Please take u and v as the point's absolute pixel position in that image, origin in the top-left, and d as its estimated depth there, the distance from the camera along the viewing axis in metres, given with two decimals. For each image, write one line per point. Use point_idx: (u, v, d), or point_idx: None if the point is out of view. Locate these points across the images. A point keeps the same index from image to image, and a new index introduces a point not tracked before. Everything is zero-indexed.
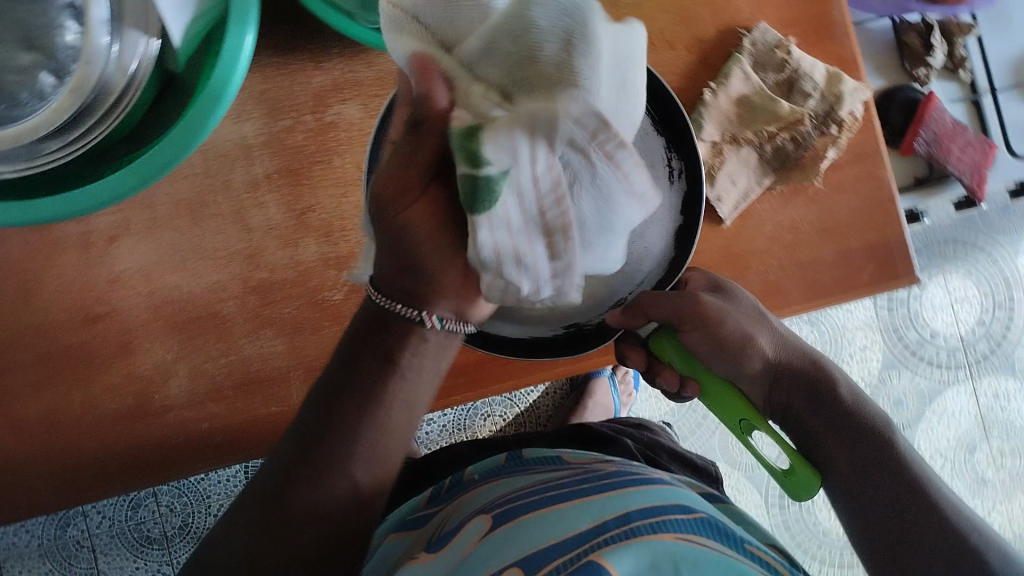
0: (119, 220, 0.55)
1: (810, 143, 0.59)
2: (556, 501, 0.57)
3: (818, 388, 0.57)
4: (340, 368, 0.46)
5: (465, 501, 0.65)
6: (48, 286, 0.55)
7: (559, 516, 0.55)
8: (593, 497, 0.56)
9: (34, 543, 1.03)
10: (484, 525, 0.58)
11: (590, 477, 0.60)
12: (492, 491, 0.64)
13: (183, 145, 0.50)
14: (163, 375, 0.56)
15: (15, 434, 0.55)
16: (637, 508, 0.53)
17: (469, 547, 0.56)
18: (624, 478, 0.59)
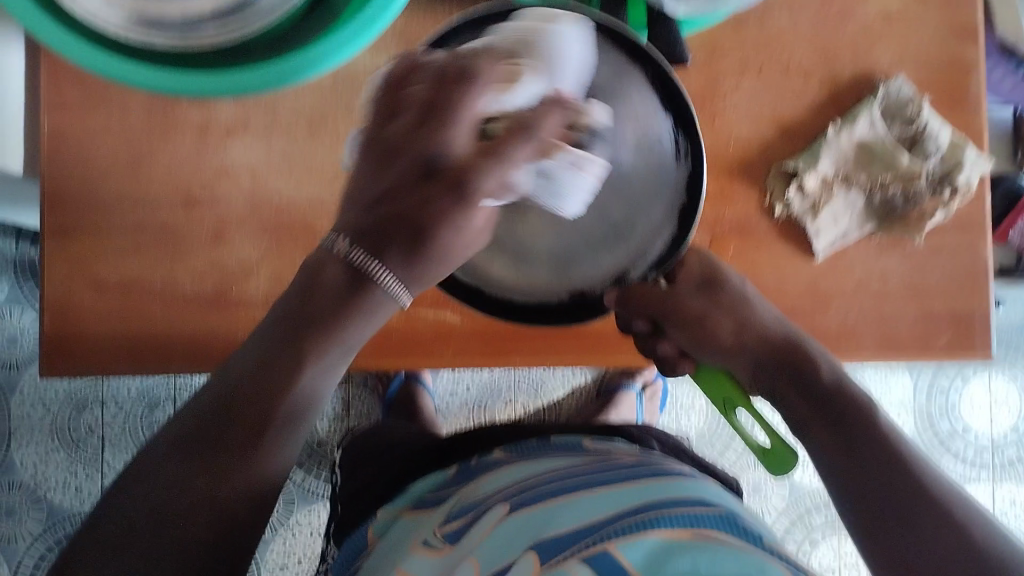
0: (239, 113, 0.56)
1: (920, 200, 0.59)
2: (579, 491, 0.49)
3: (807, 372, 0.51)
4: (306, 289, 0.43)
5: (474, 485, 0.57)
6: (158, 161, 0.56)
7: (576, 505, 0.47)
8: (615, 488, 0.49)
9: (46, 419, 1.03)
10: (501, 509, 0.50)
11: (613, 469, 0.52)
12: (509, 475, 0.56)
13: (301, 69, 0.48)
14: (246, 272, 0.57)
15: (94, 294, 0.56)
16: (661, 501, 0.46)
17: (483, 534, 0.48)
18: (649, 472, 0.51)
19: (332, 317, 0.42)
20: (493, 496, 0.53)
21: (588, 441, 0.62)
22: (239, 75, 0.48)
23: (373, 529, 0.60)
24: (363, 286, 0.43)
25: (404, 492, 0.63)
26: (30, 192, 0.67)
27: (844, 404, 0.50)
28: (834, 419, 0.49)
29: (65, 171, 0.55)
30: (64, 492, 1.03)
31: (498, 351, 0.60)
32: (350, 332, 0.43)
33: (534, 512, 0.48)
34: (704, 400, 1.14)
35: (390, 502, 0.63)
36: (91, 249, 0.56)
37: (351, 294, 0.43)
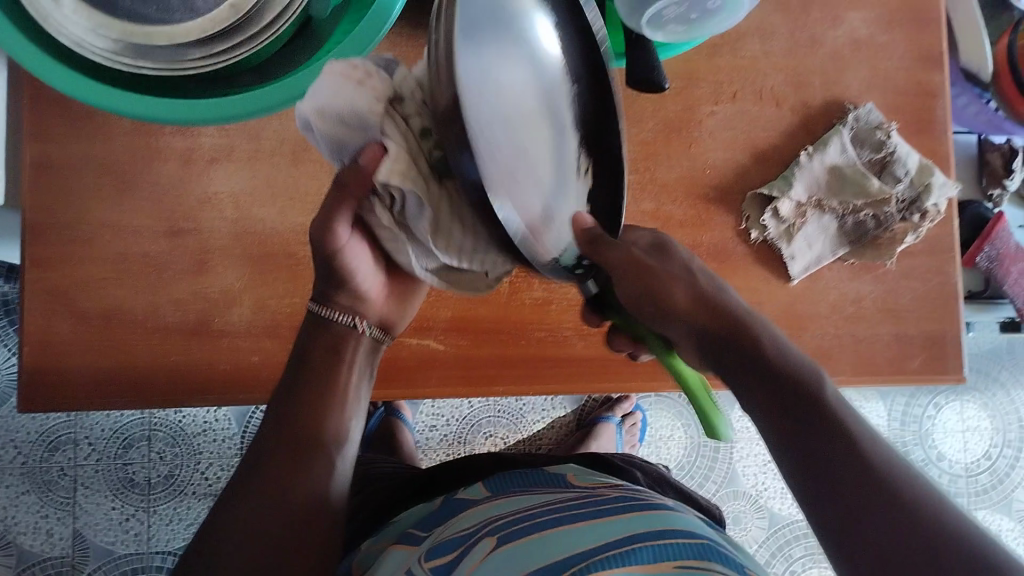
0: (223, 144, 0.57)
1: (890, 225, 0.60)
2: (566, 521, 0.47)
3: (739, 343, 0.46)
4: (294, 362, 0.48)
5: (456, 519, 0.54)
6: (142, 189, 0.56)
7: (563, 536, 0.45)
8: (601, 520, 0.46)
9: (17, 459, 1.01)
10: (487, 543, 0.46)
11: (597, 500, 0.50)
12: (491, 508, 0.53)
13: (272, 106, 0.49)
14: (229, 300, 0.57)
15: (72, 322, 0.56)
16: (645, 531, 0.44)
17: (471, 566, 0.45)
18: (634, 502, 0.49)
19: (319, 376, 0.47)
20: (478, 528, 0.50)
21: (573, 474, 0.60)
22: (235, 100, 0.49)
23: (361, 562, 0.57)
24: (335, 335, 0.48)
25: (391, 523, 0.61)
26: (5, 223, 0.66)
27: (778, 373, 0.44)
28: (790, 405, 0.42)
29: (46, 199, 0.55)
30: (34, 535, 1.00)
31: (483, 377, 0.60)
32: (344, 375, 0.48)
33: (522, 542, 0.45)
34: (683, 431, 1.14)
35: (375, 535, 0.61)
36: (71, 277, 0.56)
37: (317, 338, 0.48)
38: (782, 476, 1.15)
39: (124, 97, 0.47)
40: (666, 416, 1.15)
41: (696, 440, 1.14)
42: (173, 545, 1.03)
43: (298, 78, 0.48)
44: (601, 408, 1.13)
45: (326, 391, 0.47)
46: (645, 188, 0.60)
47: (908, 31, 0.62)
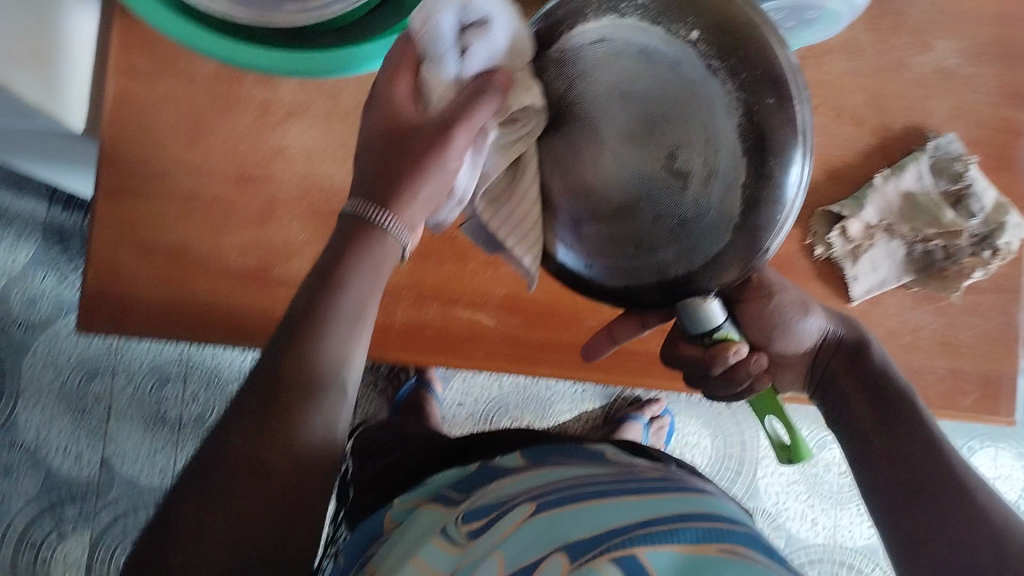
0: (301, 99, 0.57)
1: (959, 257, 0.59)
2: (608, 495, 0.47)
3: (859, 359, 0.52)
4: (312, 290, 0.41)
5: (493, 484, 0.54)
6: (217, 135, 0.57)
7: (602, 508, 0.45)
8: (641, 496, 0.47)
9: (55, 382, 1.03)
10: (524, 509, 0.47)
11: (634, 478, 0.50)
12: (525, 479, 0.53)
13: (353, 63, 0.49)
14: (289, 253, 0.58)
15: (137, 255, 0.57)
16: (689, 511, 0.44)
17: (505, 531, 0.45)
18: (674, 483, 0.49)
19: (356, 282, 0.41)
20: (514, 497, 0.50)
21: (610, 452, 0.60)
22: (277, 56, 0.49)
23: (390, 516, 0.57)
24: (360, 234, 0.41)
25: (424, 483, 0.61)
26: (80, 153, 0.68)
27: (884, 377, 0.51)
28: (876, 401, 0.51)
29: (124, 133, 0.56)
30: (64, 456, 1.03)
31: (527, 357, 0.61)
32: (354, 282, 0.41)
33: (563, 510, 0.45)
34: (710, 439, 1.14)
35: (407, 492, 0.61)
36: (140, 212, 0.57)
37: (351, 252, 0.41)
38: (804, 499, 1.13)
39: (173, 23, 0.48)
40: (694, 423, 1.14)
41: (721, 451, 1.13)
42: None
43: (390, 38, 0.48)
44: (631, 407, 1.13)
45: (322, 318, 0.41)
46: None
47: (999, 65, 0.61)
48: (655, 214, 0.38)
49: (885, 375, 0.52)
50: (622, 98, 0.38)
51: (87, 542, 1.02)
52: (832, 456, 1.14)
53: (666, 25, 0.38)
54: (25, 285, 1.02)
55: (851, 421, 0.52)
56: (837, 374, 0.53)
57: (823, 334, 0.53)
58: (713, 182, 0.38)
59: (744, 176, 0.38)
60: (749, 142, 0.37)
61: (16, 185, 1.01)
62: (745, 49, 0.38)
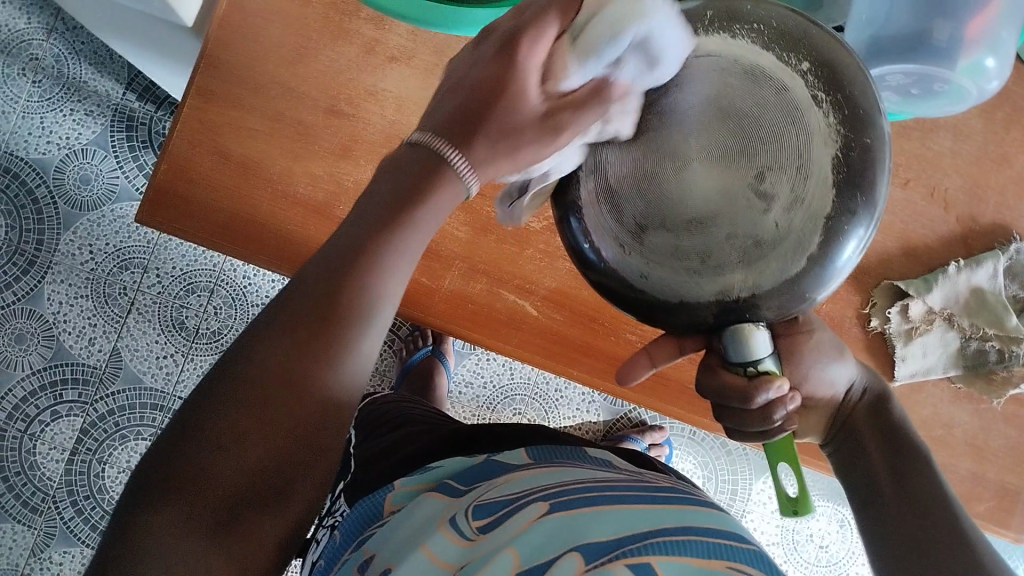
0: (408, 47, 0.57)
1: (1012, 364, 0.57)
2: (619, 502, 0.46)
3: (881, 409, 0.52)
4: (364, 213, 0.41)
5: (504, 478, 0.54)
6: (319, 62, 0.57)
7: (613, 514, 0.45)
8: (653, 505, 0.46)
9: (87, 266, 1.04)
10: (537, 508, 0.46)
11: (648, 488, 0.49)
12: (534, 476, 0.52)
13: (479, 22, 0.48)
14: (358, 194, 0.58)
15: (213, 160, 0.57)
16: (697, 527, 0.44)
17: (520, 527, 0.45)
18: (685, 496, 0.49)
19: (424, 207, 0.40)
20: (524, 494, 0.49)
21: (618, 461, 0.59)
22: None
23: (392, 499, 0.57)
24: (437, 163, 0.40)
25: (431, 467, 0.60)
26: (180, 50, 0.69)
27: (905, 437, 0.50)
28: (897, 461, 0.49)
29: (231, 39, 0.57)
30: (77, 338, 1.04)
31: (567, 356, 0.60)
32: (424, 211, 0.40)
33: (575, 513, 0.45)
34: (701, 481, 1.13)
35: (410, 474, 0.60)
36: (225, 118, 0.57)
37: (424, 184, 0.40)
38: (780, 563, 1.13)
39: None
40: (690, 461, 1.14)
41: (710, 494, 1.12)
42: (196, 397, 1.05)
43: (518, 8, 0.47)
44: (633, 428, 1.12)
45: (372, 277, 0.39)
46: None
47: None
48: (728, 233, 0.37)
49: (903, 434, 0.51)
50: (718, 109, 0.37)
51: (77, 427, 1.03)
52: (817, 526, 1.13)
53: (779, 52, 0.37)
54: (83, 162, 1.03)
55: (865, 476, 0.50)
56: (859, 422, 0.52)
57: (848, 385, 0.52)
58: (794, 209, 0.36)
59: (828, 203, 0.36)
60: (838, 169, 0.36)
61: (99, 64, 1.03)
62: (849, 87, 0.37)
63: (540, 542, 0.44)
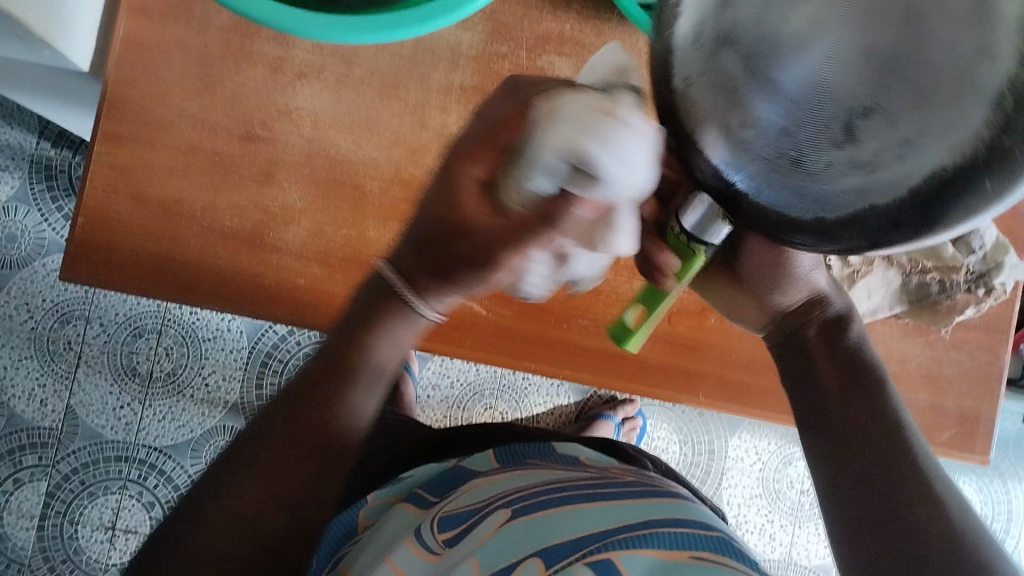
0: (315, 62, 0.56)
1: (953, 292, 0.59)
2: (581, 501, 0.47)
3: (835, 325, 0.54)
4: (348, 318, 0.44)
5: (473, 485, 0.54)
6: (226, 89, 0.56)
7: (574, 515, 0.45)
8: (614, 501, 0.46)
9: (27, 326, 1.01)
10: (501, 514, 0.47)
11: (607, 483, 0.50)
12: (497, 482, 0.53)
13: (393, 28, 0.47)
14: (285, 218, 0.57)
15: (132, 205, 0.56)
16: (662, 519, 0.44)
17: (482, 537, 0.45)
18: (647, 487, 0.49)
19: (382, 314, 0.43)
20: (493, 499, 0.50)
21: (585, 455, 0.59)
22: (267, 3, 0.46)
23: (366, 513, 0.57)
24: (393, 304, 0.42)
25: (400, 478, 0.60)
26: (83, 96, 0.66)
27: (861, 361, 0.52)
28: (847, 367, 0.52)
29: (131, 78, 0.55)
30: (28, 401, 1.01)
31: (518, 350, 0.60)
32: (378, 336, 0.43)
33: (536, 517, 0.45)
34: (679, 447, 1.14)
35: (381, 487, 0.60)
36: (138, 160, 0.56)
37: (381, 310, 0.43)
38: (765, 513, 1.14)
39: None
40: (665, 428, 1.14)
41: (689, 457, 1.13)
42: (159, 442, 1.03)
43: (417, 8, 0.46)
44: (604, 405, 1.13)
45: (347, 394, 0.44)
46: None
47: None
48: (828, 162, 0.28)
49: (865, 362, 0.52)
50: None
51: (42, 492, 1.00)
52: (797, 472, 1.15)
53: None
54: (5, 220, 1.00)
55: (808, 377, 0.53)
56: (811, 340, 0.54)
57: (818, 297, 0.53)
58: (895, 167, 0.27)
59: (888, 199, 0.28)
60: (931, 178, 0.27)
61: (7, 116, 0.99)
62: None
63: (505, 550, 0.44)
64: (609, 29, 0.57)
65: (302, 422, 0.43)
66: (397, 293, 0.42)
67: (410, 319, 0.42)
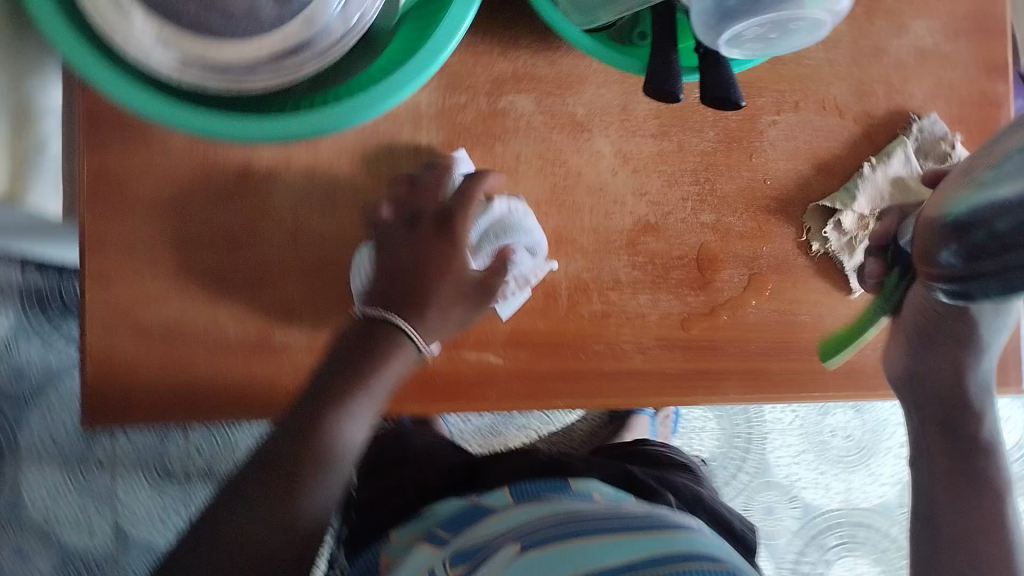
0: (282, 155, 0.56)
1: None
2: (591, 535, 0.49)
3: (958, 412, 0.60)
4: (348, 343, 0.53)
5: (487, 523, 0.56)
6: (202, 202, 0.56)
7: (587, 547, 0.48)
8: (623, 534, 0.49)
9: (55, 454, 1.01)
10: (512, 547, 0.50)
11: (617, 516, 0.52)
12: (511, 518, 0.55)
13: (345, 117, 0.50)
14: (286, 315, 0.57)
15: (132, 337, 0.55)
16: (671, 553, 0.46)
17: (496, 567, 0.48)
18: (657, 521, 0.52)
19: (365, 368, 0.52)
20: (494, 539, 0.53)
21: (598, 492, 0.60)
22: (294, 118, 0.49)
23: (389, 552, 0.60)
24: (384, 331, 0.53)
25: (426, 513, 0.63)
26: (57, 233, 0.66)
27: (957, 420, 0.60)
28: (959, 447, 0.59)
29: (104, 213, 0.55)
30: (75, 527, 1.01)
31: (541, 390, 0.60)
32: (373, 377, 0.52)
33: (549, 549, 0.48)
34: (716, 422, 1.12)
35: (404, 525, 0.63)
36: (127, 292, 0.55)
37: (373, 341, 0.53)
38: (815, 467, 1.14)
39: (158, 100, 0.47)
40: (699, 408, 1.12)
41: (729, 432, 1.12)
42: None
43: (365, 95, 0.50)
44: None
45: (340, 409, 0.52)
46: (706, 201, 0.61)
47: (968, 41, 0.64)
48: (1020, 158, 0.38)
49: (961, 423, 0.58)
50: None
51: None
52: (835, 422, 1.15)
53: None
54: (9, 356, 0.99)
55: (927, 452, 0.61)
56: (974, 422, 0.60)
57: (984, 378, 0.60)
58: None
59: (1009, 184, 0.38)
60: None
61: None
62: None
63: None
64: (560, 57, 0.59)
65: (284, 450, 0.51)
66: (386, 328, 0.53)
67: (397, 351, 0.53)
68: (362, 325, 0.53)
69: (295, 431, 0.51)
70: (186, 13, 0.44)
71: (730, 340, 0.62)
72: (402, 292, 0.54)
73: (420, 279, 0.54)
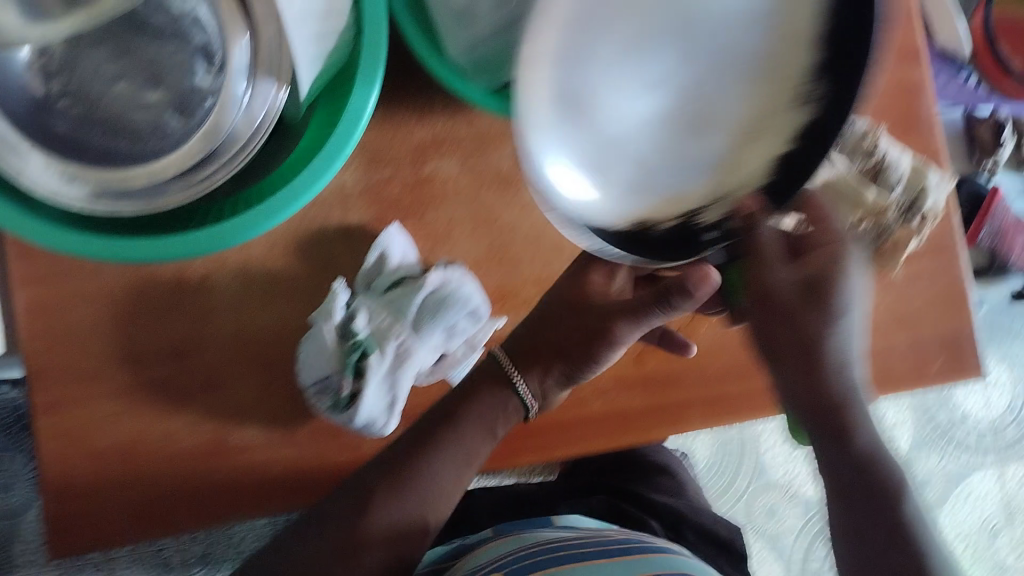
0: (213, 258, 0.56)
1: (891, 233, 0.58)
2: (581, 560, 0.53)
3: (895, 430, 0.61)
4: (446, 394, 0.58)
5: (474, 559, 0.60)
6: (141, 317, 0.56)
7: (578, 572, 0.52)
8: (610, 559, 0.53)
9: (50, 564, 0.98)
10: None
11: (598, 542, 0.56)
12: (495, 549, 0.59)
13: (255, 225, 0.48)
14: (240, 416, 0.57)
15: (90, 462, 0.55)
16: None
17: None
18: (636, 544, 0.56)
19: (479, 411, 0.57)
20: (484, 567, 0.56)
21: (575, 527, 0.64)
22: (182, 238, 0.48)
23: None
24: (500, 380, 0.58)
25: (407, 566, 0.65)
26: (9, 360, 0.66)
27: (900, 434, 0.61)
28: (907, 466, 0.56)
29: (45, 343, 0.55)
30: None
31: (511, 450, 0.60)
32: (467, 422, 0.56)
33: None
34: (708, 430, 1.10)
35: None
36: (79, 419, 0.55)
37: (490, 388, 0.58)
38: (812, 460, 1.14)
39: (52, 231, 0.46)
40: None
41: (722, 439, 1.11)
42: None
43: (275, 198, 0.48)
44: None
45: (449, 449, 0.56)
46: None
47: (898, 23, 0.61)
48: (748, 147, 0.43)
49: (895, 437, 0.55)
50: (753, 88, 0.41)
51: None
52: None
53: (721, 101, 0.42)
54: None
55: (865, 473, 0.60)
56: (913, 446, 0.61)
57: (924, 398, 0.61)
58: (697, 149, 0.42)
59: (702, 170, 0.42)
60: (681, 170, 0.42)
61: None
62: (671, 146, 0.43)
63: None
64: (477, 115, 0.59)
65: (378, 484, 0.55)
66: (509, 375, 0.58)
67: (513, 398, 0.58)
68: (488, 362, 0.60)
69: (386, 466, 0.56)
70: (92, 145, 0.46)
71: (686, 369, 0.62)
72: (571, 342, 0.58)
73: (574, 325, 0.58)
